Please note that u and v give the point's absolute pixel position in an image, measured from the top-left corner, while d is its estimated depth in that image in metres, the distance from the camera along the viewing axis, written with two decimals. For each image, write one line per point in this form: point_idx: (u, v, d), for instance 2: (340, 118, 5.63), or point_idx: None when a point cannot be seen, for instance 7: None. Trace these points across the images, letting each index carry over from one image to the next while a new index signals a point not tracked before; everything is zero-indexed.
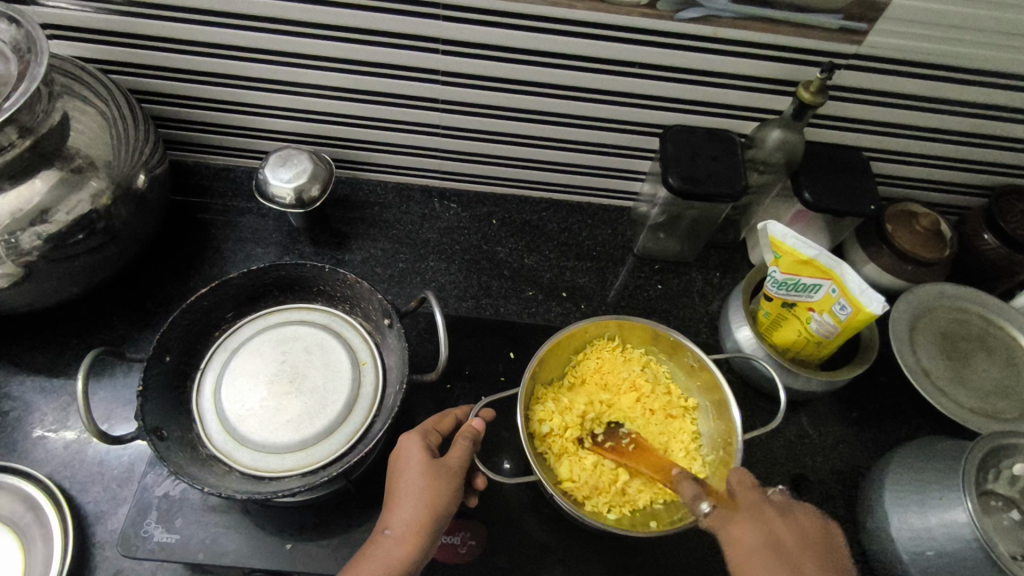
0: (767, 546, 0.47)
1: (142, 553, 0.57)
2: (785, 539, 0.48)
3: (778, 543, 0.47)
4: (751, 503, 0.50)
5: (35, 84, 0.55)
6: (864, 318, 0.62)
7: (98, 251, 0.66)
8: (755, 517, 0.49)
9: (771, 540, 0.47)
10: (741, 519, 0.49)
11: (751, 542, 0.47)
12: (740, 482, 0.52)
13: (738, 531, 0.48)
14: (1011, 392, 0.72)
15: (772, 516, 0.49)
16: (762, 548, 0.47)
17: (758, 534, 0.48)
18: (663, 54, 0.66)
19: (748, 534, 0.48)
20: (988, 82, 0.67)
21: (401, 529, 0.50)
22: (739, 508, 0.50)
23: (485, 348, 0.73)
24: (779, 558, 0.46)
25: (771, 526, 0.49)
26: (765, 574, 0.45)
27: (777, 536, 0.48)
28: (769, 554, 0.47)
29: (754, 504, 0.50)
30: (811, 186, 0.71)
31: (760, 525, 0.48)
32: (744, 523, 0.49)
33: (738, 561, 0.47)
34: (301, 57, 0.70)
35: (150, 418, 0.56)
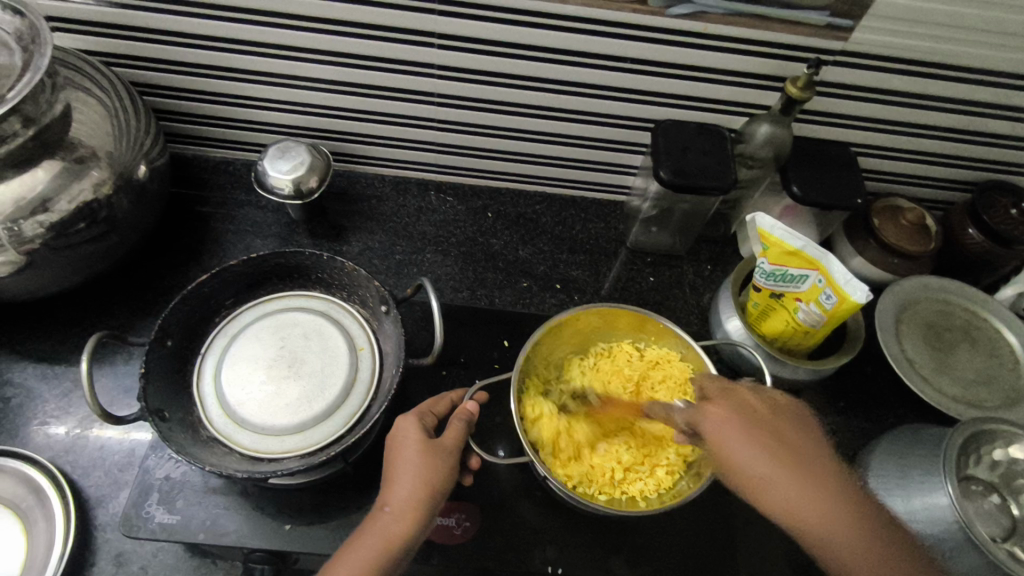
0: (735, 410, 0.55)
1: (144, 533, 0.58)
2: (768, 418, 0.55)
3: (755, 415, 0.55)
4: (728, 394, 0.57)
5: (40, 74, 0.56)
6: (849, 307, 0.64)
7: (100, 239, 0.68)
8: (737, 404, 0.56)
9: (744, 414, 0.55)
10: (716, 406, 0.56)
11: (729, 415, 0.55)
12: (714, 384, 0.59)
13: (712, 408, 0.56)
14: (993, 382, 0.74)
15: (745, 394, 0.57)
16: (735, 417, 0.55)
17: (734, 407, 0.55)
18: (655, 49, 0.68)
19: (750, 402, 0.56)
20: (970, 79, 0.69)
21: (399, 507, 0.52)
22: (716, 399, 0.57)
23: (480, 337, 0.75)
24: (759, 424, 0.54)
25: (741, 405, 0.56)
26: (736, 434, 0.53)
27: (767, 417, 0.55)
28: (753, 428, 0.54)
29: (728, 392, 0.57)
30: (799, 180, 0.73)
31: (729, 400, 0.56)
32: (711, 404, 0.56)
33: (717, 428, 0.54)
34: (300, 50, 0.71)
35: (151, 400, 0.57)
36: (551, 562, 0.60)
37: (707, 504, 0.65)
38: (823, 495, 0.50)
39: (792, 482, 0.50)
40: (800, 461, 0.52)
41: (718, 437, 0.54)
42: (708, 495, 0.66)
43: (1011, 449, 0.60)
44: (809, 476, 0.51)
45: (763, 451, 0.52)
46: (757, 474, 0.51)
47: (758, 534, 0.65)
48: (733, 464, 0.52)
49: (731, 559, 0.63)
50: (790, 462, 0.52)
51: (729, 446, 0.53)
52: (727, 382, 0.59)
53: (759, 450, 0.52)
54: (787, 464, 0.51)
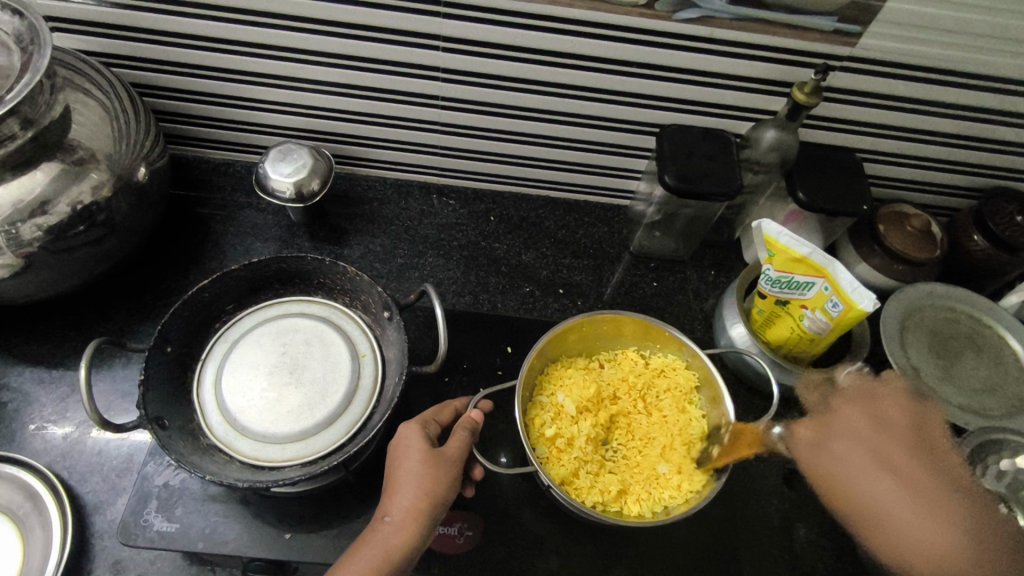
0: (867, 424, 0.54)
1: (142, 541, 0.57)
2: (910, 430, 0.53)
3: (876, 417, 0.54)
4: (819, 417, 0.57)
5: (39, 75, 0.55)
6: (855, 315, 0.63)
7: (99, 242, 0.67)
8: (875, 412, 0.54)
9: (874, 438, 0.53)
10: (845, 402, 0.56)
11: (857, 420, 0.54)
12: (821, 393, 0.60)
13: (848, 413, 0.55)
14: (999, 390, 0.74)
15: (858, 399, 0.56)
16: (829, 441, 0.54)
17: (866, 425, 0.54)
18: (661, 54, 0.67)
19: (860, 417, 0.55)
20: (978, 86, 0.69)
21: (401, 516, 0.51)
22: (806, 422, 0.57)
23: (483, 342, 0.74)
24: (876, 436, 0.53)
25: (852, 420, 0.55)
26: (847, 446, 0.53)
27: (901, 430, 0.53)
28: (878, 446, 0.52)
29: (836, 405, 0.56)
30: (805, 186, 0.72)
31: (829, 419, 0.56)
32: (852, 407, 0.56)
33: (819, 465, 0.54)
34: (303, 52, 0.70)
35: (151, 407, 0.56)
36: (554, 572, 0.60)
37: (712, 514, 0.65)
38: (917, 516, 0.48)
39: (894, 496, 0.49)
40: (918, 475, 0.50)
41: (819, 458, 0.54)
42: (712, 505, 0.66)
43: (1017, 460, 0.61)
44: (926, 488, 0.49)
45: (883, 475, 0.50)
46: (861, 497, 0.50)
47: (762, 545, 0.64)
48: (837, 486, 0.52)
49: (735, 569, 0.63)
50: (908, 479, 0.50)
51: (833, 470, 0.53)
52: (839, 389, 0.57)
53: (873, 472, 0.51)
54: (908, 483, 0.50)
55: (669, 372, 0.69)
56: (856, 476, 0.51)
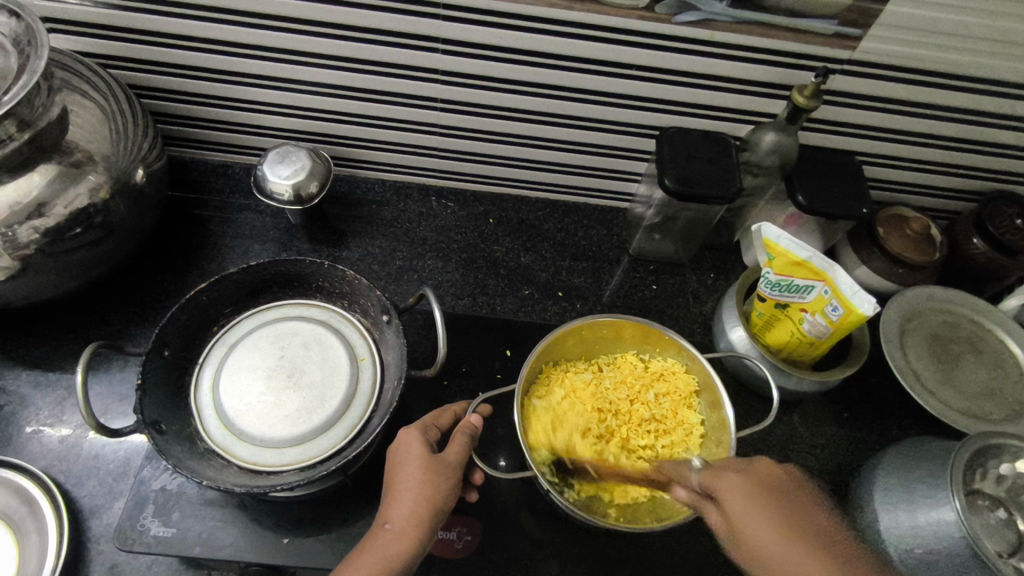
0: (755, 500, 0.50)
1: (138, 546, 0.57)
2: (785, 494, 0.51)
3: (761, 491, 0.51)
4: (748, 469, 0.53)
5: (35, 77, 0.55)
6: (855, 319, 0.63)
7: (96, 245, 0.66)
8: (761, 493, 0.50)
9: (754, 495, 0.50)
10: (723, 481, 0.52)
11: (742, 494, 0.51)
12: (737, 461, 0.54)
13: (733, 487, 0.51)
14: (999, 394, 0.74)
15: (768, 467, 0.53)
16: (750, 490, 0.51)
17: (746, 490, 0.51)
18: (661, 56, 0.67)
19: (744, 481, 0.52)
20: (978, 89, 0.69)
21: (401, 524, 0.51)
22: (738, 472, 0.52)
23: (482, 345, 0.74)
24: (770, 492, 0.51)
25: (754, 486, 0.51)
26: (755, 518, 0.49)
27: (774, 491, 0.51)
28: (773, 513, 0.49)
29: (749, 470, 0.53)
30: (804, 189, 0.72)
31: (731, 482, 0.51)
32: (739, 487, 0.51)
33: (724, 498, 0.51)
34: (302, 53, 0.70)
35: (149, 411, 0.56)
36: None
37: (712, 518, 0.65)
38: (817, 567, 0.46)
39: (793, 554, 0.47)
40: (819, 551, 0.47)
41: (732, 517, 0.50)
42: None
43: (1017, 464, 0.60)
44: (789, 530, 0.48)
45: (766, 522, 0.49)
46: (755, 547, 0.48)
47: None
48: (748, 545, 0.49)
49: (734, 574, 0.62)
50: (794, 550, 0.47)
51: (738, 522, 0.50)
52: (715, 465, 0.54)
53: (771, 535, 0.48)
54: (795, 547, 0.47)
55: (668, 376, 0.69)
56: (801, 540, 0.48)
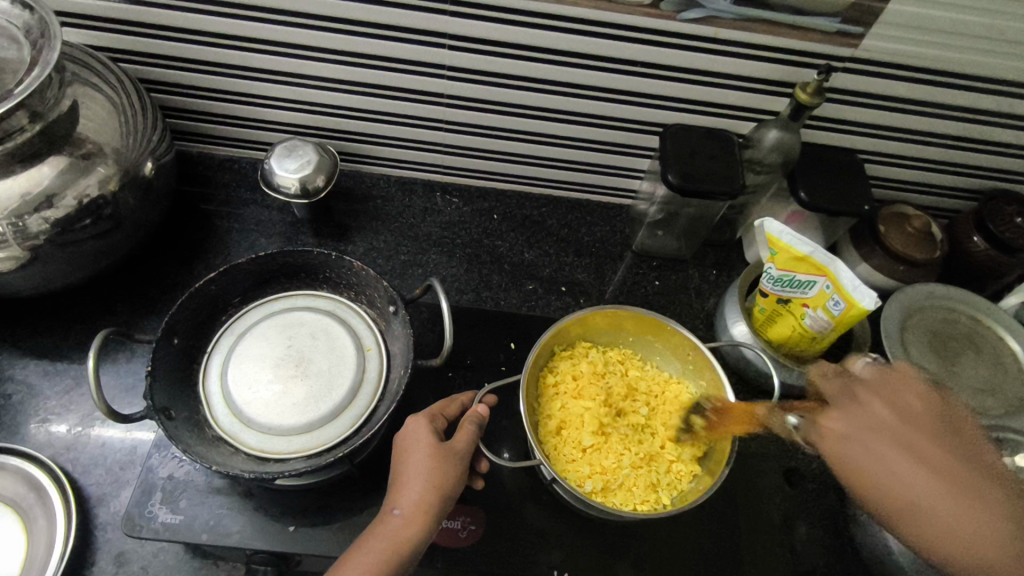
0: (884, 421, 0.48)
1: (146, 533, 0.57)
2: (931, 416, 0.49)
3: (894, 421, 0.48)
4: (854, 396, 0.51)
5: (48, 69, 0.56)
6: (857, 313, 0.64)
7: (105, 235, 0.67)
8: (863, 408, 0.50)
9: (877, 424, 0.48)
10: (835, 413, 0.51)
11: (849, 427, 0.49)
12: (837, 380, 0.54)
13: (865, 407, 0.50)
14: (997, 390, 0.74)
15: (904, 385, 0.50)
16: (861, 428, 0.49)
17: (851, 417, 0.50)
18: (664, 53, 0.68)
19: (879, 408, 0.50)
20: (977, 87, 0.69)
21: (411, 509, 0.51)
22: (835, 408, 0.51)
23: (487, 339, 0.74)
24: (901, 437, 0.47)
25: (869, 415, 0.49)
26: (877, 446, 0.47)
27: (924, 415, 0.49)
28: (920, 434, 0.47)
29: (855, 396, 0.51)
30: (807, 185, 0.73)
31: (852, 409, 0.50)
32: (863, 398, 0.50)
33: (834, 437, 0.50)
34: (310, 48, 0.71)
35: (158, 398, 0.56)
36: (557, 567, 0.60)
37: (714, 509, 0.65)
38: (989, 517, 0.43)
39: (919, 473, 0.46)
40: (948, 467, 0.46)
41: (840, 434, 0.49)
42: (715, 501, 0.66)
43: None
44: (937, 459, 0.46)
45: (892, 452, 0.47)
46: (892, 482, 0.46)
47: (765, 539, 0.64)
48: (865, 471, 0.47)
49: (738, 565, 0.63)
50: (943, 469, 0.46)
51: (863, 455, 0.47)
52: (852, 377, 0.53)
53: (898, 459, 0.46)
54: (935, 464, 0.46)
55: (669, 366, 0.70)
56: (902, 468, 0.46)
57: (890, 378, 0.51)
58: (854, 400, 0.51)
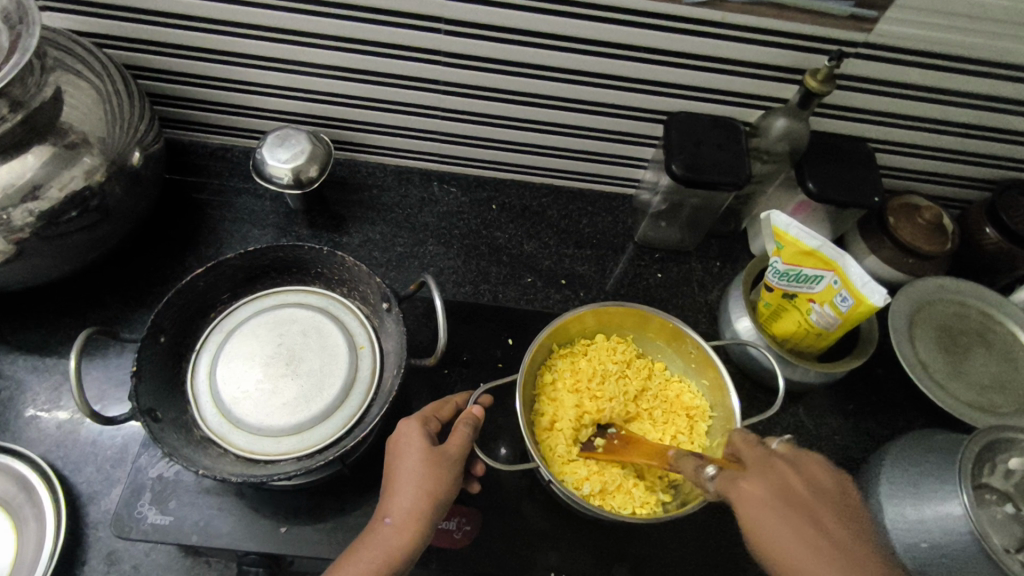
0: (777, 496, 0.48)
1: (136, 534, 0.56)
2: (834, 493, 0.50)
3: (789, 492, 0.49)
4: (764, 462, 0.51)
5: (27, 56, 0.54)
6: (865, 310, 0.62)
7: (92, 229, 0.65)
8: (780, 481, 0.49)
9: (780, 493, 0.48)
10: (748, 482, 0.49)
11: (764, 495, 0.48)
12: (747, 442, 0.54)
13: (771, 470, 0.50)
14: (1007, 387, 0.72)
15: (784, 467, 0.50)
16: (770, 493, 0.48)
17: (766, 488, 0.48)
18: (670, 38, 0.65)
19: (793, 479, 0.50)
20: (995, 74, 0.66)
21: (402, 517, 0.50)
22: (750, 468, 0.51)
23: (485, 334, 0.73)
24: (791, 505, 0.48)
25: (778, 477, 0.50)
26: (773, 513, 0.47)
27: (798, 490, 0.49)
28: (779, 506, 0.47)
29: (769, 461, 0.51)
30: (815, 176, 0.71)
31: (767, 478, 0.49)
32: (766, 474, 0.50)
33: (748, 506, 0.48)
34: (301, 33, 0.68)
35: (144, 399, 0.55)
36: (554, 569, 0.59)
37: (714, 510, 0.64)
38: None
39: (818, 563, 0.44)
40: (831, 552, 0.45)
41: (743, 496, 0.49)
42: (716, 502, 0.64)
43: None
44: (812, 534, 0.46)
45: (784, 526, 0.46)
46: (774, 546, 0.46)
47: None
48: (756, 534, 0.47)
49: (738, 567, 0.62)
50: (820, 547, 0.45)
51: (760, 529, 0.47)
52: (767, 445, 0.53)
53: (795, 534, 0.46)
54: (812, 542, 0.46)
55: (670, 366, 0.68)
56: (779, 535, 0.46)
57: (802, 461, 0.52)
58: (744, 486, 0.49)
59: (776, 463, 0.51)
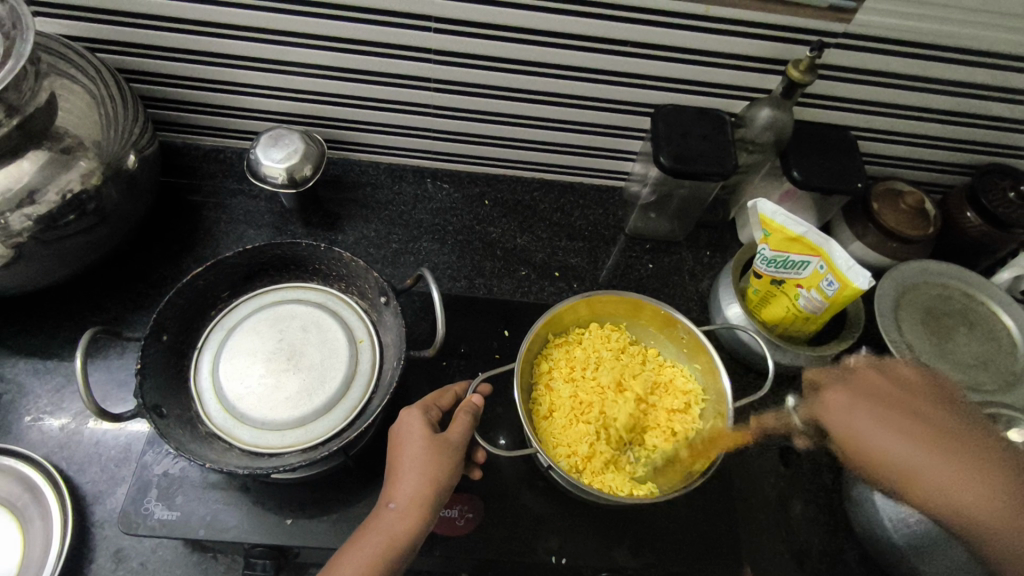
0: (875, 396, 0.54)
1: (143, 530, 0.57)
2: (897, 392, 0.54)
3: (892, 393, 0.54)
4: (852, 380, 0.56)
5: (22, 62, 0.54)
6: (850, 293, 0.63)
7: (90, 231, 0.66)
8: (892, 394, 0.54)
9: (873, 399, 0.54)
10: (835, 391, 0.56)
11: (848, 400, 0.55)
12: (828, 372, 0.58)
13: (862, 381, 0.55)
14: (991, 365, 0.74)
15: (867, 374, 0.56)
16: (857, 403, 0.54)
17: (850, 396, 0.55)
18: (654, 32, 0.67)
19: (877, 380, 0.56)
20: (969, 61, 0.68)
21: (406, 502, 0.51)
22: (838, 387, 0.56)
23: (481, 326, 0.74)
24: (887, 403, 0.53)
25: (869, 387, 0.55)
26: (869, 421, 0.53)
27: (903, 398, 0.54)
28: (880, 408, 0.53)
29: (853, 378, 0.56)
30: (800, 165, 0.72)
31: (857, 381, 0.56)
32: (843, 392, 0.55)
33: (845, 426, 0.54)
34: (292, 34, 0.69)
35: (148, 396, 0.56)
36: (555, 552, 0.60)
37: (709, 490, 0.65)
38: (964, 457, 0.48)
39: (882, 430, 0.52)
40: (914, 420, 0.52)
41: (846, 422, 0.54)
42: (710, 483, 0.66)
43: (1013, 434, 0.59)
44: (910, 428, 0.51)
45: (869, 417, 0.53)
46: (882, 446, 0.51)
47: (760, 519, 0.65)
48: (852, 436, 0.53)
49: (734, 546, 0.63)
50: (890, 419, 0.52)
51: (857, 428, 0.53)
52: (846, 369, 0.57)
53: (887, 429, 0.52)
54: (889, 420, 0.52)
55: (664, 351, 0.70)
56: (901, 450, 0.50)
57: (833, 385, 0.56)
58: (836, 396, 0.55)
59: (833, 391, 0.56)
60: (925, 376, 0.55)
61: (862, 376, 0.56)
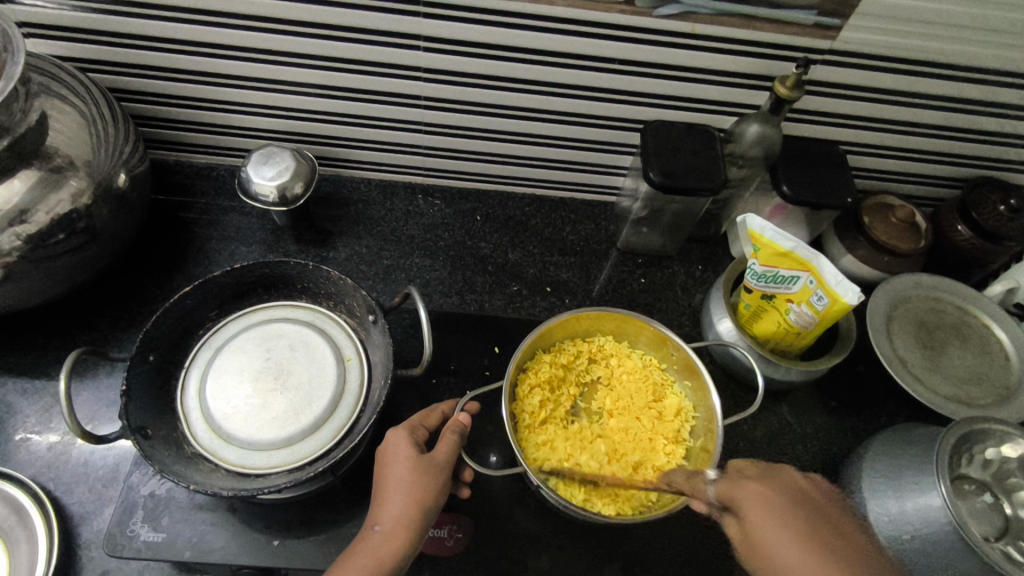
0: (783, 509, 0.48)
1: (129, 552, 0.57)
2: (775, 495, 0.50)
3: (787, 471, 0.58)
4: (744, 484, 0.51)
5: (12, 83, 0.54)
6: (840, 308, 0.63)
7: (80, 250, 0.66)
8: (773, 502, 0.49)
9: (784, 517, 0.48)
10: (741, 481, 0.52)
11: (756, 513, 0.49)
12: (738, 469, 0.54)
13: (754, 497, 0.50)
14: (985, 379, 0.74)
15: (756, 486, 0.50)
16: (763, 509, 0.49)
17: (759, 492, 0.50)
18: (642, 49, 0.67)
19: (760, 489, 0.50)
20: (956, 77, 0.69)
21: (392, 524, 0.51)
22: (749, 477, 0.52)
23: (472, 343, 0.74)
24: (796, 519, 0.48)
25: (761, 497, 0.49)
26: (773, 530, 0.47)
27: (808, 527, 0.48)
28: (794, 529, 0.47)
29: (744, 485, 0.51)
30: (789, 179, 0.73)
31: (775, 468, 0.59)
32: (752, 498, 0.50)
33: (750, 518, 0.49)
34: (283, 54, 0.70)
35: (134, 417, 0.56)
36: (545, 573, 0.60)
37: (701, 508, 0.65)
38: (795, 542, 0.46)
39: (783, 539, 0.47)
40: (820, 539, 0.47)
41: (757, 534, 0.48)
42: (702, 500, 0.66)
43: (1003, 448, 0.59)
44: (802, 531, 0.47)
45: (787, 534, 0.47)
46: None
47: None
48: (763, 553, 0.47)
49: (727, 565, 0.63)
50: (800, 543, 0.46)
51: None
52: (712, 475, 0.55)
53: (791, 542, 0.46)
54: (805, 544, 0.46)
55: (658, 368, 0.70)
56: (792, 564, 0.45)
57: (740, 487, 0.51)
58: (751, 495, 0.50)
59: (745, 481, 0.51)
60: (773, 496, 0.49)
61: (753, 484, 0.51)
